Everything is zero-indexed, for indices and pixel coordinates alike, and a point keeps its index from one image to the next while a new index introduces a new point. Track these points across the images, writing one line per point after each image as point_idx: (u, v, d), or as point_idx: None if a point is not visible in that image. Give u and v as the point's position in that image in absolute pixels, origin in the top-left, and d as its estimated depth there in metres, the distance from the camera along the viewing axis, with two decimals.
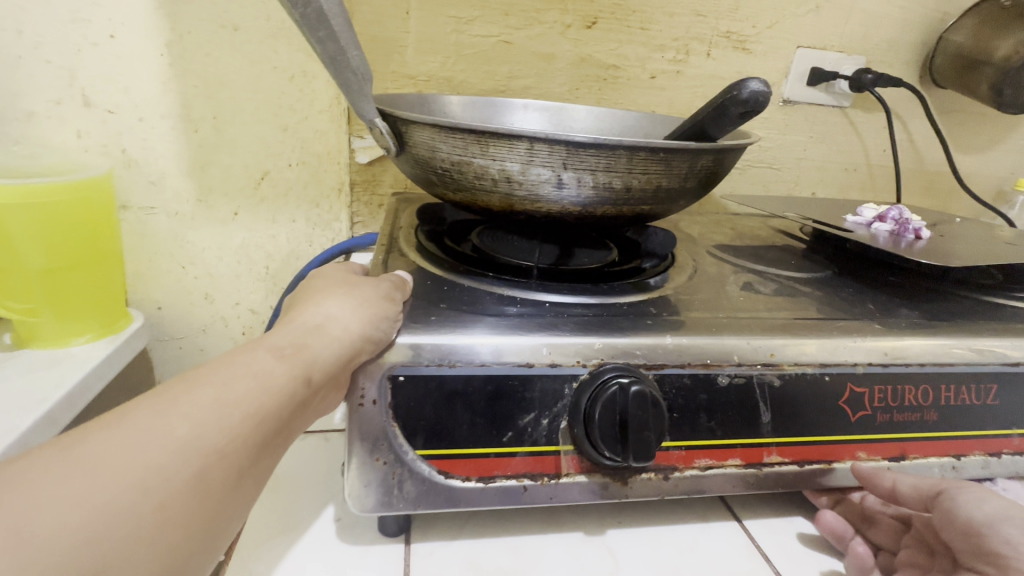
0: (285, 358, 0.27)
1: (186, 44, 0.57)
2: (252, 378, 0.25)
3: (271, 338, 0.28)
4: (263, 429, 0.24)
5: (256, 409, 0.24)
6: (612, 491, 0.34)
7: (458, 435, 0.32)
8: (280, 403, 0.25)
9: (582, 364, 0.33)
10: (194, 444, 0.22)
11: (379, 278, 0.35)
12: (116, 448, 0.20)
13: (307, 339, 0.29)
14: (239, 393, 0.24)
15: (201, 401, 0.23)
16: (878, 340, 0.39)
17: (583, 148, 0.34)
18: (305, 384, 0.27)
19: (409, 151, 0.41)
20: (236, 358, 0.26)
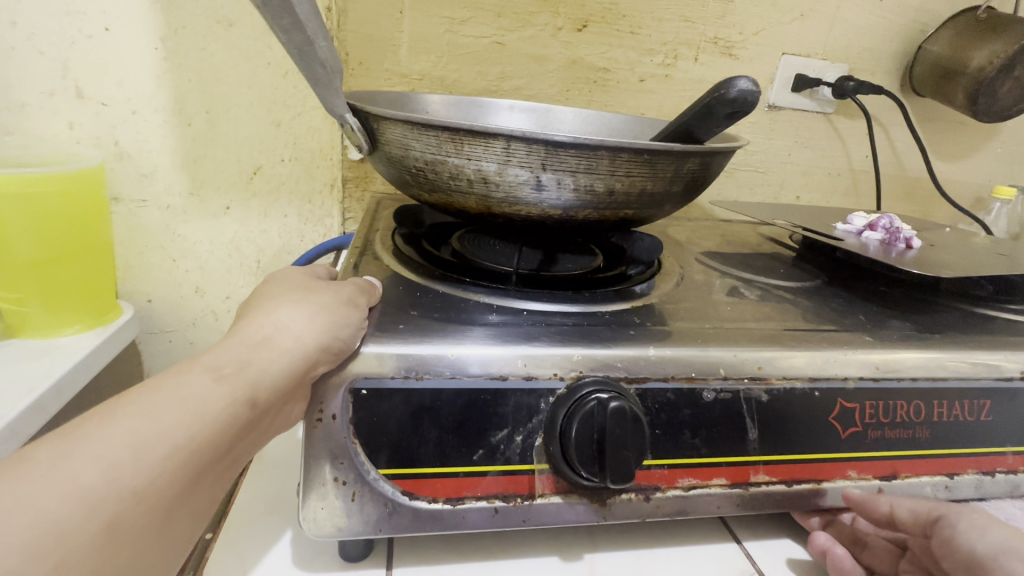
0: (224, 380, 0.24)
1: (180, 38, 0.61)
2: (181, 407, 0.22)
3: (211, 354, 0.25)
4: (192, 464, 0.22)
5: (183, 442, 0.22)
6: (590, 512, 0.32)
7: (425, 452, 0.29)
8: (215, 433, 0.23)
9: (559, 377, 0.31)
10: (104, 490, 0.19)
11: (344, 282, 0.33)
12: (7, 500, 0.18)
13: (252, 355, 0.26)
14: (164, 424, 0.21)
15: (115, 439, 0.20)
16: (870, 353, 0.37)
17: (563, 148, 0.32)
18: (246, 409, 0.24)
19: (383, 149, 0.38)
20: (165, 382, 0.23)
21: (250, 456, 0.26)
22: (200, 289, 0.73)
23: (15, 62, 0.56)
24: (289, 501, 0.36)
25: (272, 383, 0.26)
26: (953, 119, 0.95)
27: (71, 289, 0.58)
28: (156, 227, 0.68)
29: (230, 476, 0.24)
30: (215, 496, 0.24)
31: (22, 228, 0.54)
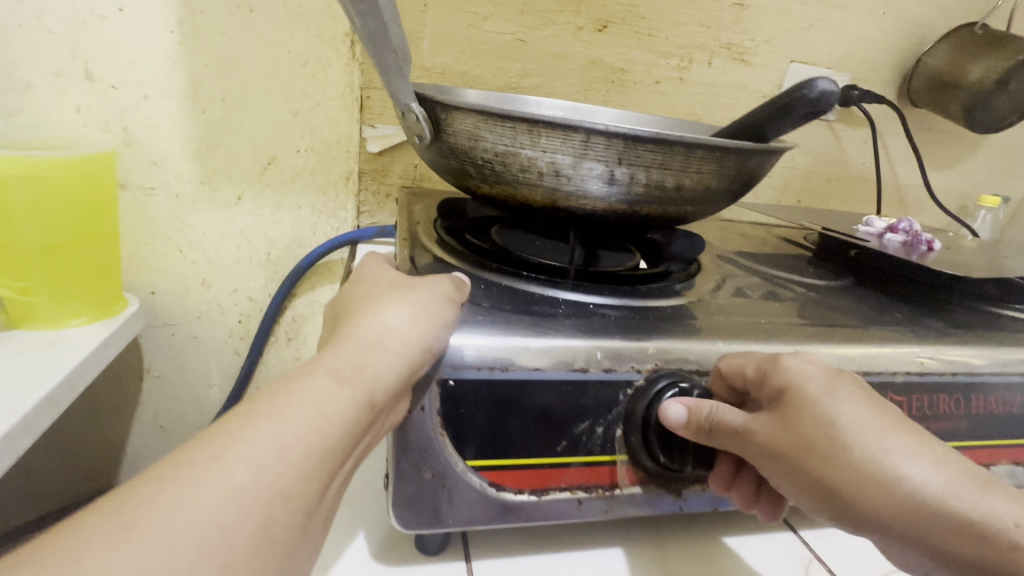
0: (346, 382, 0.25)
1: (198, 22, 0.60)
2: (311, 408, 0.23)
3: (329, 357, 0.26)
4: (324, 464, 0.23)
5: (316, 444, 0.22)
6: (667, 503, 0.32)
7: (511, 443, 0.29)
8: (343, 433, 0.24)
9: (637, 369, 0.32)
10: (255, 490, 0.20)
11: (438, 277, 0.32)
12: (171, 503, 0.18)
13: (367, 356, 0.26)
14: (300, 424, 0.22)
15: (259, 441, 0.21)
16: (912, 349, 0.39)
17: (641, 142, 0.33)
18: (367, 409, 0.25)
19: (445, 140, 0.38)
20: (291, 387, 0.24)
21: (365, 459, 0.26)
22: (207, 281, 0.72)
23: (26, 40, 0.56)
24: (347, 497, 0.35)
25: (389, 383, 0.26)
26: (945, 129, 1.00)
27: (88, 279, 0.56)
28: (164, 217, 0.67)
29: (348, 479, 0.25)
30: (337, 497, 0.25)
31: (28, 213, 0.51)
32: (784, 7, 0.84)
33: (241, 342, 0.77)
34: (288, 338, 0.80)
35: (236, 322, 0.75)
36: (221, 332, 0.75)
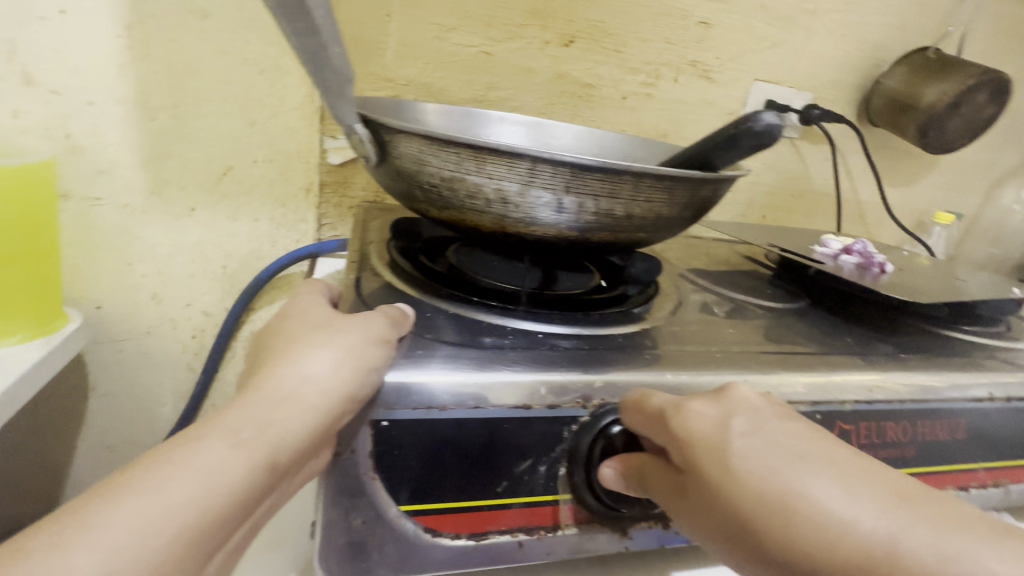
0: (241, 446, 0.23)
1: (148, 27, 0.57)
2: (192, 479, 0.21)
3: (230, 414, 0.24)
4: (203, 541, 0.21)
5: (192, 522, 0.21)
6: (610, 541, 0.31)
7: (448, 486, 0.28)
8: (232, 504, 0.22)
9: (582, 406, 0.31)
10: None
11: (374, 312, 0.31)
12: None
13: (274, 414, 0.24)
14: (174, 500, 0.21)
15: (119, 523, 0.20)
16: (861, 377, 0.39)
17: (588, 171, 0.32)
18: (266, 473, 0.23)
19: (392, 162, 0.37)
20: (175, 452, 0.22)
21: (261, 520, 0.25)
22: (158, 295, 0.69)
23: None
24: None
25: (292, 444, 0.24)
26: (903, 148, 1.03)
27: (30, 294, 0.54)
28: (112, 228, 0.64)
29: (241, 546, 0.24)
30: (227, 563, 0.24)
31: None
32: (749, 26, 0.85)
33: (195, 358, 0.73)
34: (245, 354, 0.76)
35: (190, 337, 0.72)
36: (173, 348, 0.72)
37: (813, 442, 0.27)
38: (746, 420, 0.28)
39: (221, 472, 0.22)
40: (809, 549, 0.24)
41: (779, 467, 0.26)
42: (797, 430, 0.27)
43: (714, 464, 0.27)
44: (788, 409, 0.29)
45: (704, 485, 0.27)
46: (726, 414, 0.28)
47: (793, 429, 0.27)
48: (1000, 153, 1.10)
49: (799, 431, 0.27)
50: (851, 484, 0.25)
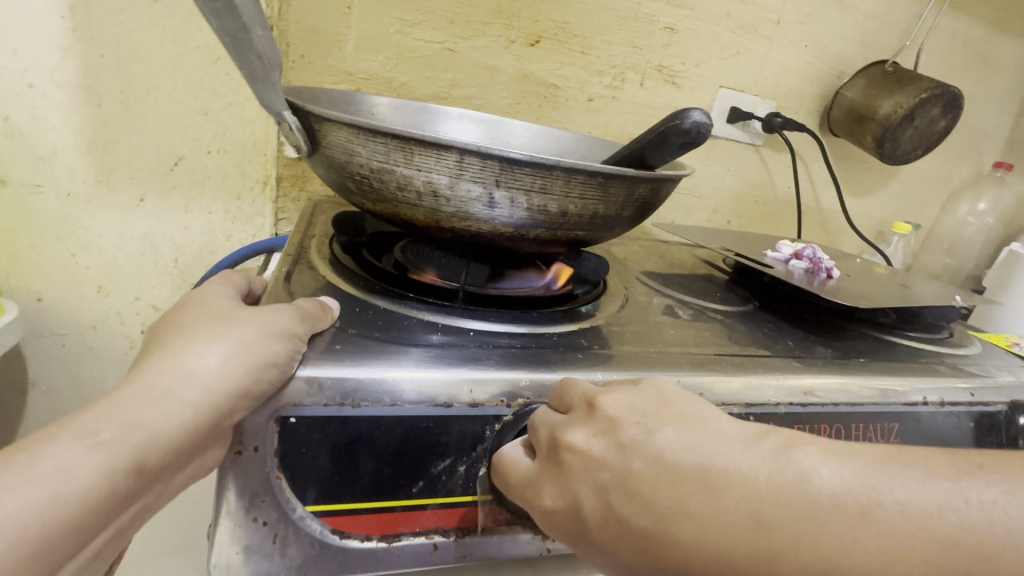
0: (99, 448, 0.21)
1: (93, 9, 0.55)
2: (38, 486, 0.20)
3: (95, 412, 0.22)
4: (52, 549, 0.20)
5: (34, 530, 0.20)
6: (533, 544, 0.31)
7: (358, 486, 0.27)
8: (86, 510, 0.21)
9: (506, 404, 0.30)
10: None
11: (290, 305, 0.30)
12: None
13: (146, 412, 0.23)
14: (11, 509, 0.19)
15: None
16: (797, 379, 0.39)
17: (517, 165, 0.32)
18: (130, 477, 0.22)
19: (324, 152, 0.36)
20: (29, 456, 0.21)
21: (141, 517, 0.24)
22: (103, 288, 0.66)
23: None
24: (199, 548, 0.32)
25: (161, 447, 0.23)
26: (863, 159, 1.05)
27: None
28: (54, 217, 0.61)
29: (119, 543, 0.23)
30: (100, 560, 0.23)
31: None
32: (714, 34, 0.86)
33: None
34: None
35: (138, 332, 0.69)
36: (118, 344, 0.69)
37: (659, 484, 0.24)
38: (593, 494, 0.25)
39: (71, 478, 0.21)
40: None
41: (645, 541, 0.23)
42: (636, 476, 0.24)
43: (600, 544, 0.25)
44: (625, 433, 0.26)
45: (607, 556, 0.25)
46: (575, 493, 0.26)
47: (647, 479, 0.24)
48: (955, 166, 1.13)
49: (641, 481, 0.24)
50: (710, 523, 0.22)
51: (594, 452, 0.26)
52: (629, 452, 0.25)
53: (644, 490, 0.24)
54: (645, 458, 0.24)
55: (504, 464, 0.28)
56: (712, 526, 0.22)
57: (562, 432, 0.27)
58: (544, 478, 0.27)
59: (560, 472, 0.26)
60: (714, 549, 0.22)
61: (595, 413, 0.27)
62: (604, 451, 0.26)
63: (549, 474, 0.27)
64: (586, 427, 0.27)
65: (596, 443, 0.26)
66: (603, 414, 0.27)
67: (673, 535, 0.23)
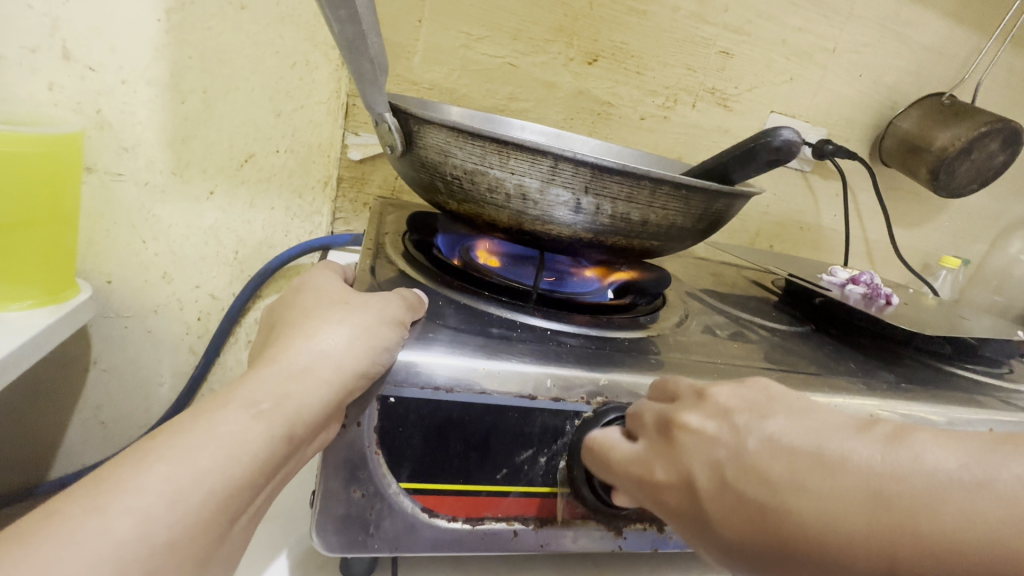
0: (260, 417, 0.24)
1: (187, 13, 0.57)
2: (219, 447, 0.22)
3: (248, 385, 0.25)
4: (229, 506, 0.22)
5: (217, 489, 0.22)
6: (605, 540, 0.31)
7: (449, 468, 0.28)
8: (254, 471, 0.23)
9: (586, 401, 0.31)
10: (136, 545, 0.19)
11: (394, 295, 0.32)
12: (47, 561, 0.18)
13: (290, 386, 0.25)
14: (200, 468, 0.21)
15: (149, 486, 0.20)
16: (862, 401, 0.39)
17: (608, 173, 0.34)
18: (283, 444, 0.24)
19: (417, 153, 0.38)
20: (200, 422, 0.23)
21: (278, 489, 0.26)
22: (168, 274, 0.68)
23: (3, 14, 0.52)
24: (278, 524, 0.34)
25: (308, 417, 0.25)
26: (913, 191, 1.04)
27: (27, 258, 0.50)
28: (131, 204, 0.63)
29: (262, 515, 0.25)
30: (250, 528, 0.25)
31: None
32: (768, 60, 0.87)
33: (198, 341, 0.72)
34: (249, 341, 0.74)
35: (195, 319, 0.71)
36: (177, 329, 0.71)
37: (776, 460, 0.24)
38: (707, 469, 0.25)
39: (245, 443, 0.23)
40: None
41: (760, 514, 0.24)
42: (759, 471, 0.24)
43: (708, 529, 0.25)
44: (739, 417, 0.26)
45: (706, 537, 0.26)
46: (689, 469, 0.26)
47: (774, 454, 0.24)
48: (1008, 203, 1.11)
49: (758, 457, 0.24)
50: (831, 495, 0.23)
51: (693, 476, 0.26)
52: (730, 465, 0.25)
53: (752, 512, 0.24)
54: (760, 437, 0.25)
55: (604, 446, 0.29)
56: (828, 541, 0.22)
57: (674, 414, 0.28)
58: (655, 456, 0.27)
59: (670, 449, 0.27)
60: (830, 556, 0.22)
61: (705, 400, 0.28)
62: (701, 476, 0.26)
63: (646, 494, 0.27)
64: (699, 410, 0.27)
65: (693, 463, 0.26)
66: (694, 437, 0.27)
67: (791, 543, 0.23)
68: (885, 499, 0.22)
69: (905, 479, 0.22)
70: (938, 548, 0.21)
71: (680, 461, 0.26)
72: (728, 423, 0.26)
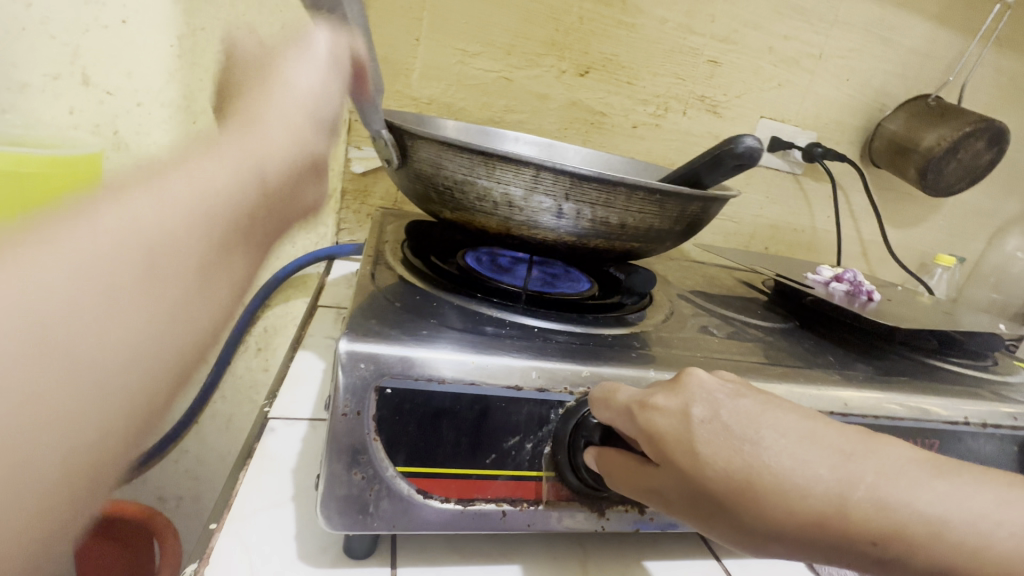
0: (234, 166, 0.35)
1: (198, 39, 0.60)
2: (199, 183, 0.32)
3: (202, 162, 0.34)
4: (211, 229, 0.30)
5: (202, 210, 0.30)
6: (589, 521, 0.34)
7: (442, 453, 0.31)
8: (229, 206, 0.33)
9: (569, 391, 0.33)
10: (144, 229, 0.27)
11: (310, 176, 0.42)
12: (81, 227, 0.25)
13: (257, 142, 0.38)
14: (190, 193, 0.30)
15: (147, 201, 0.28)
16: (837, 391, 0.41)
17: (587, 181, 0.36)
18: (254, 181, 0.35)
19: (412, 165, 0.41)
20: (188, 164, 0.33)
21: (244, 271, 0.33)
22: None
23: (22, 43, 0.54)
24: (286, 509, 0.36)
25: (186, 238, 0.29)
26: (906, 191, 1.06)
27: None
28: None
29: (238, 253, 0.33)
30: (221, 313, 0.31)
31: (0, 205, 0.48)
32: (756, 68, 0.90)
33: None
34: (258, 348, 0.77)
35: None
36: None
37: (763, 411, 0.28)
38: (705, 406, 0.29)
39: (150, 258, 0.27)
40: (776, 519, 0.26)
41: (742, 447, 0.27)
42: (746, 415, 0.28)
43: (684, 456, 0.27)
44: (737, 383, 0.31)
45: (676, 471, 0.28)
46: (688, 404, 0.29)
47: (762, 406, 0.29)
48: (1003, 200, 1.12)
49: (752, 407, 0.28)
50: (808, 448, 0.27)
51: (694, 409, 0.29)
52: (725, 407, 0.28)
53: (738, 442, 0.27)
54: (755, 397, 0.29)
55: (609, 387, 0.32)
56: (796, 473, 0.26)
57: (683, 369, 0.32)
58: (658, 389, 0.30)
59: (675, 387, 0.30)
60: (790, 490, 0.26)
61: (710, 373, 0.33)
62: (701, 412, 0.28)
63: (639, 422, 0.29)
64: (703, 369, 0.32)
65: (695, 399, 0.29)
66: (698, 379, 0.30)
67: (757, 475, 0.26)
68: (847, 455, 0.27)
69: (872, 455, 0.27)
70: (886, 500, 0.25)
71: (682, 396, 0.29)
72: (732, 386, 0.30)
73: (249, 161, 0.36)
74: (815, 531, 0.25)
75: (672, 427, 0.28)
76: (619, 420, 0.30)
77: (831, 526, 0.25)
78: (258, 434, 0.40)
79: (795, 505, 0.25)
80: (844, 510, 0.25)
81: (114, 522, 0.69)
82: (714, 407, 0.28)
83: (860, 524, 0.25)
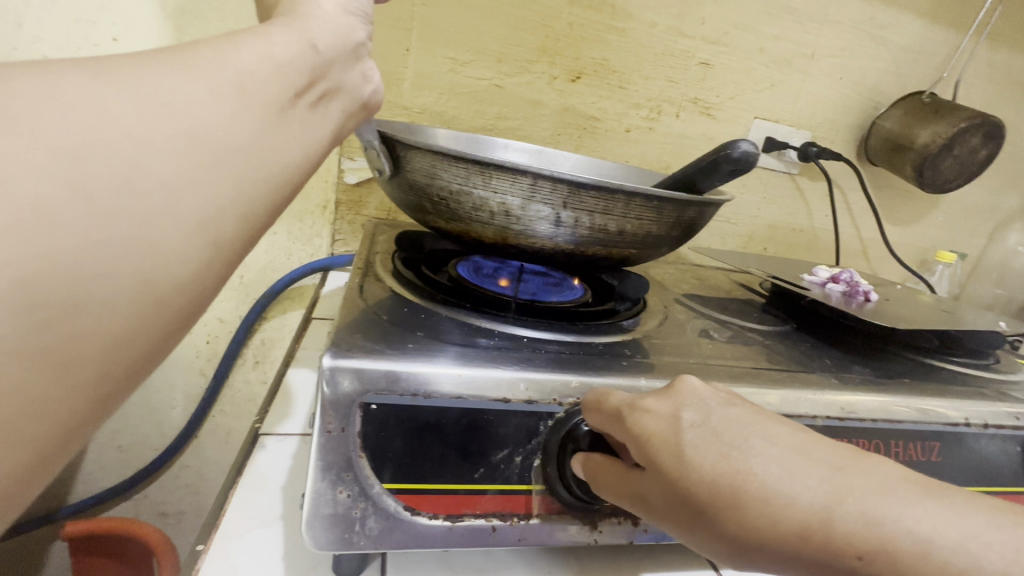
0: (292, 30, 0.25)
1: None
2: (261, 52, 0.23)
3: (254, 37, 0.24)
4: (253, 106, 0.22)
5: (254, 81, 0.22)
6: (581, 534, 0.33)
7: (429, 468, 0.31)
8: (276, 79, 0.23)
9: (558, 402, 0.33)
10: (250, 87, 0.22)
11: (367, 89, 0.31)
12: (196, 59, 0.21)
13: (316, 10, 0.26)
14: (271, 59, 0.23)
15: (250, 55, 0.23)
16: (834, 395, 0.41)
17: (584, 189, 0.36)
18: (310, 50, 0.25)
19: (405, 176, 0.41)
20: (251, 31, 0.24)
21: (263, 163, 0.22)
22: None
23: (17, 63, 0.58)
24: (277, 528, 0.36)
25: (267, 92, 0.23)
26: (903, 188, 1.05)
27: None
28: None
29: (297, 155, 0.24)
30: (236, 211, 0.22)
31: None
32: (747, 69, 0.89)
33: (207, 364, 0.75)
34: (255, 361, 0.77)
35: (204, 343, 0.74)
36: (187, 353, 0.74)
37: (751, 420, 0.28)
38: (696, 412, 0.28)
39: (204, 126, 0.20)
40: (760, 528, 0.25)
41: (728, 454, 0.27)
42: (732, 423, 0.28)
43: (671, 461, 0.27)
44: (726, 393, 0.31)
45: (662, 478, 0.28)
46: (678, 409, 0.29)
47: (747, 413, 0.29)
48: (1003, 195, 1.11)
49: (739, 416, 0.28)
50: (797, 457, 0.27)
51: (684, 414, 0.28)
52: (714, 415, 0.28)
53: (725, 447, 0.27)
54: (745, 407, 0.29)
55: (601, 394, 0.32)
56: (783, 482, 0.26)
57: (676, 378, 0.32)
58: (649, 394, 0.30)
59: (667, 392, 0.30)
60: (777, 501, 0.25)
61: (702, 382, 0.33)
62: (691, 416, 0.28)
63: (628, 425, 0.29)
64: (697, 377, 0.32)
65: (686, 405, 0.29)
66: (691, 386, 0.30)
67: (742, 483, 0.26)
68: (841, 471, 0.26)
69: (862, 472, 0.26)
70: (873, 515, 0.25)
71: (673, 402, 0.29)
72: (724, 396, 0.30)
73: (298, 36, 0.25)
74: (800, 544, 0.25)
75: (661, 432, 0.28)
76: (611, 424, 0.30)
77: (817, 541, 0.25)
78: (249, 451, 0.40)
79: (780, 513, 0.25)
80: (831, 527, 0.25)
81: (112, 540, 0.69)
82: (704, 413, 0.28)
83: (843, 538, 0.24)
